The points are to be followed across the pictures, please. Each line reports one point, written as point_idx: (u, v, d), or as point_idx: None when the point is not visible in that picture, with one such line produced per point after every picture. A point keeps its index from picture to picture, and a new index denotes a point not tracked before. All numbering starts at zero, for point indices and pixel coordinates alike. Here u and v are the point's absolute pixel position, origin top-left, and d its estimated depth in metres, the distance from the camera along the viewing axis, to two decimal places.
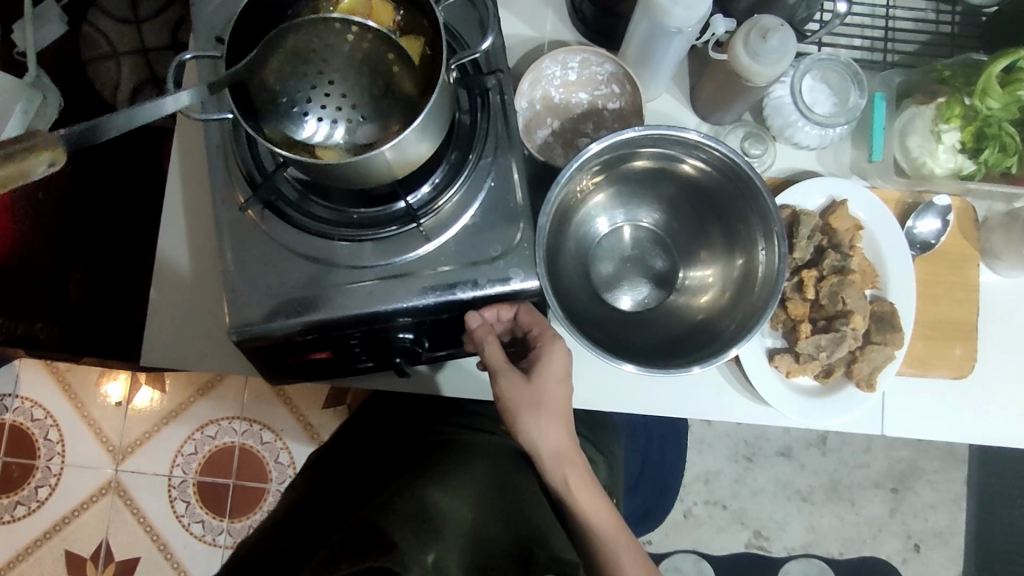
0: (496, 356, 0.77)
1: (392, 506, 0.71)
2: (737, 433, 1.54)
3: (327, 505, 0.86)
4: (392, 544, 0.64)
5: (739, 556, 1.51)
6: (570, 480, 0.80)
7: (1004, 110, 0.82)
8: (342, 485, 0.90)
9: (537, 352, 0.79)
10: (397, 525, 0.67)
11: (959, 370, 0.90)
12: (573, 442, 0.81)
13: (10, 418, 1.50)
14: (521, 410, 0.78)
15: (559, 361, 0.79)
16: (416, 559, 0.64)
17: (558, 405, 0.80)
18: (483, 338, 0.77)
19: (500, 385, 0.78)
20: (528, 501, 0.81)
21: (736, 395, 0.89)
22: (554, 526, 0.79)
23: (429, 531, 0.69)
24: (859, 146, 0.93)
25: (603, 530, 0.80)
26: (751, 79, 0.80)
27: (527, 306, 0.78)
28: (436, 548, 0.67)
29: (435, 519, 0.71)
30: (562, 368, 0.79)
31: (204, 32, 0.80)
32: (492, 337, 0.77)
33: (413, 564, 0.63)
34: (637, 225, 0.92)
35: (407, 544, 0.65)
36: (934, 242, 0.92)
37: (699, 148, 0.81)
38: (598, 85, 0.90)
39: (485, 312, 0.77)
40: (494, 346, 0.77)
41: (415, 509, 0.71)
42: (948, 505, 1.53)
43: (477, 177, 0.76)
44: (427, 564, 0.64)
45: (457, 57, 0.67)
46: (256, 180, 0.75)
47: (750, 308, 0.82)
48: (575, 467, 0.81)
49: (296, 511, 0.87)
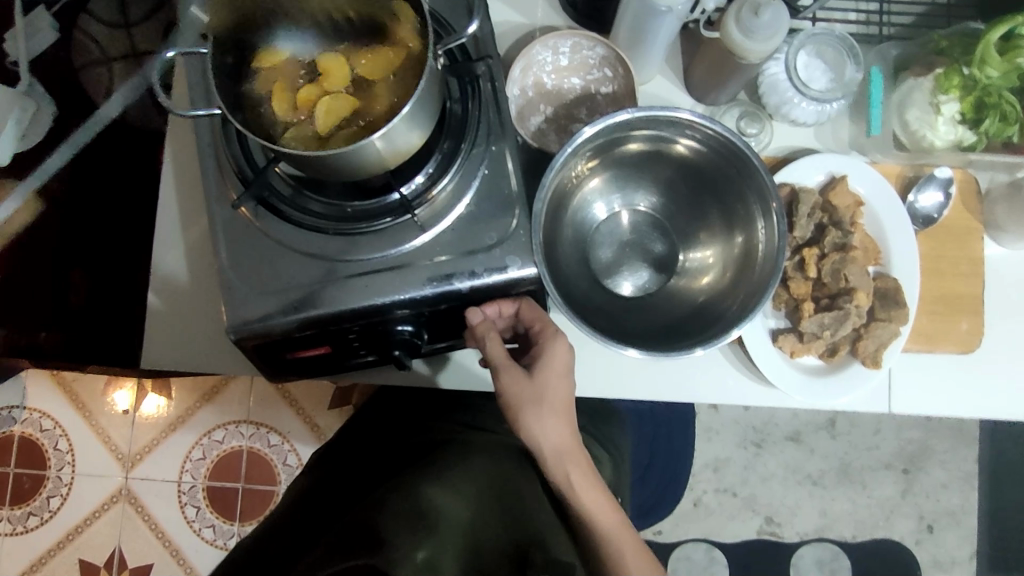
0: (499, 351, 0.76)
1: (390, 501, 0.74)
2: (744, 418, 1.53)
3: (329, 497, 0.87)
4: (383, 542, 0.67)
5: (751, 543, 1.50)
6: (571, 478, 0.78)
7: (1004, 78, 0.81)
8: (345, 476, 0.91)
9: (541, 348, 0.78)
10: (391, 523, 0.70)
11: (966, 344, 0.89)
12: (574, 438, 0.80)
13: (19, 429, 1.50)
14: (523, 406, 0.77)
15: (562, 356, 0.78)
16: (407, 556, 0.66)
17: (561, 400, 0.78)
18: (484, 334, 0.76)
19: (500, 381, 0.77)
20: (528, 499, 0.81)
21: (741, 376, 0.88)
22: (552, 525, 0.79)
23: (425, 526, 0.71)
24: (857, 121, 0.93)
25: (605, 523, 0.78)
26: (743, 55, 0.79)
27: (528, 302, 0.78)
28: (431, 543, 0.70)
29: (431, 514, 0.73)
30: (563, 365, 0.78)
31: (191, 30, 0.80)
32: (494, 333, 0.76)
33: (402, 561, 0.65)
34: (634, 209, 0.90)
35: (399, 542, 0.68)
36: (937, 215, 0.91)
37: (692, 127, 0.80)
38: (590, 69, 0.89)
39: (487, 308, 0.77)
40: (495, 343, 0.76)
41: (411, 505, 0.73)
42: (960, 484, 1.51)
43: (471, 166, 0.75)
44: (419, 560, 0.67)
45: (444, 43, 0.67)
46: (247, 177, 0.74)
47: (753, 287, 0.81)
48: (578, 464, 0.79)
49: (299, 507, 0.88)
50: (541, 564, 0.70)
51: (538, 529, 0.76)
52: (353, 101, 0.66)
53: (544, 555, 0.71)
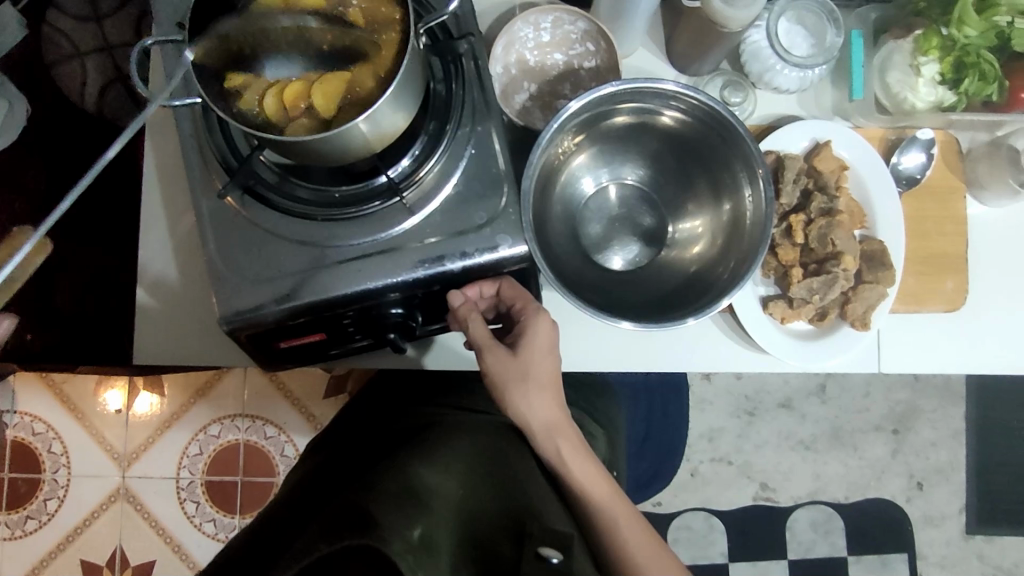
0: (481, 332, 0.77)
1: (379, 483, 0.70)
2: (737, 387, 1.55)
3: (318, 488, 0.84)
4: (373, 520, 0.63)
5: (748, 509, 1.52)
6: (562, 450, 0.80)
7: (981, 37, 0.82)
8: (332, 469, 0.88)
9: (523, 326, 0.78)
10: (381, 502, 0.66)
11: (953, 302, 0.90)
12: (564, 414, 0.81)
13: (11, 434, 1.49)
14: (508, 384, 0.79)
15: (546, 334, 0.78)
16: (400, 534, 0.62)
17: (546, 377, 0.80)
18: (467, 316, 0.77)
19: (486, 360, 0.79)
20: (520, 474, 0.80)
21: (732, 344, 0.89)
22: (548, 498, 0.79)
23: (416, 505, 0.68)
24: (840, 87, 0.93)
25: (602, 497, 0.80)
26: (725, 24, 0.79)
27: (509, 281, 0.78)
28: (423, 522, 0.66)
29: (422, 494, 0.70)
30: (546, 342, 0.79)
31: (167, 18, 0.79)
32: (476, 315, 0.77)
33: (395, 539, 0.61)
34: (622, 182, 0.91)
35: (391, 519, 0.64)
36: (921, 176, 0.92)
37: (678, 98, 0.80)
38: (573, 44, 0.89)
39: (468, 290, 0.77)
40: (478, 324, 0.77)
41: (401, 485, 0.70)
42: (948, 442, 1.55)
43: (457, 147, 0.75)
44: (413, 538, 0.63)
45: (425, 22, 0.66)
46: (232, 166, 0.74)
47: (742, 254, 0.82)
48: (568, 436, 0.80)
49: (284, 502, 0.84)
50: (539, 535, 0.68)
51: (531, 503, 0.74)
52: (342, 74, 0.65)
53: (540, 526, 0.69)
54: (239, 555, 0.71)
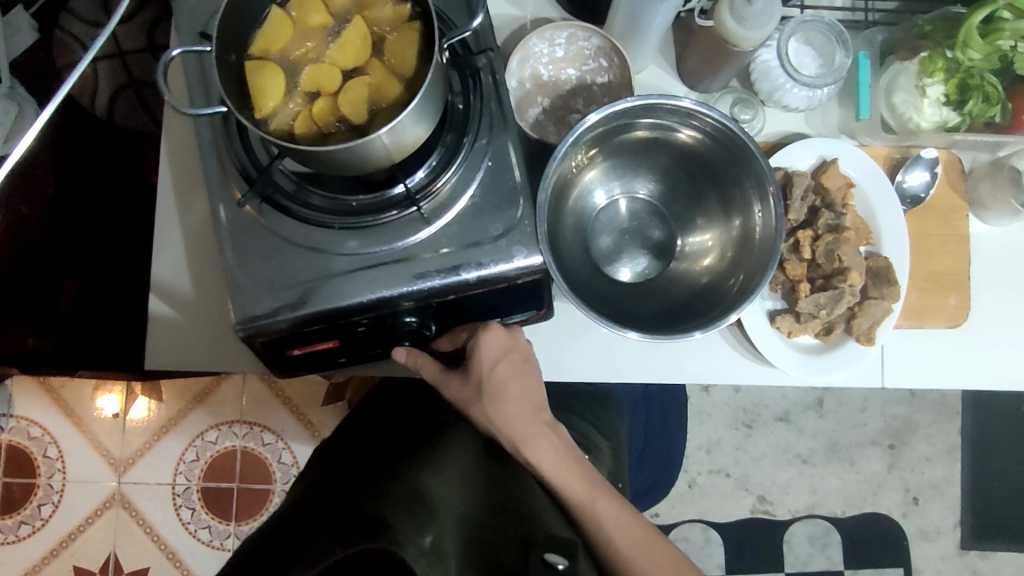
0: (431, 371, 0.83)
1: (388, 491, 0.70)
2: (734, 400, 1.56)
3: (324, 497, 0.84)
4: (386, 526, 0.63)
5: (745, 521, 1.53)
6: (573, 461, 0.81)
7: (985, 60, 0.84)
8: (337, 478, 0.89)
9: (473, 345, 0.82)
10: (392, 508, 0.66)
11: (955, 318, 0.92)
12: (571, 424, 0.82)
13: (6, 437, 1.48)
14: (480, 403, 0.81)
15: (492, 340, 0.81)
16: (412, 540, 0.63)
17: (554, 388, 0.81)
18: (419, 364, 0.83)
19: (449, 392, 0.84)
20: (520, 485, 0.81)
21: (739, 356, 0.90)
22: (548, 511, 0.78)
23: (426, 512, 0.68)
24: (846, 106, 0.95)
25: None
26: (738, 44, 0.80)
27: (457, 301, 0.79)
28: (433, 529, 0.67)
29: (431, 502, 0.71)
30: (497, 347, 0.81)
31: (188, 27, 0.80)
32: (423, 356, 0.83)
33: (408, 543, 0.62)
34: (633, 196, 0.92)
35: (403, 525, 0.64)
36: (925, 195, 0.94)
37: (693, 115, 0.82)
38: (586, 60, 0.90)
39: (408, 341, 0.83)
40: (427, 364, 0.83)
41: (410, 493, 0.70)
42: (944, 457, 1.56)
43: (474, 159, 0.76)
44: (424, 545, 0.63)
45: (448, 37, 0.68)
46: (251, 176, 0.75)
47: (752, 268, 0.83)
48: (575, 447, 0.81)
49: (288, 511, 0.84)
50: (543, 542, 0.68)
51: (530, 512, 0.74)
52: (363, 83, 0.67)
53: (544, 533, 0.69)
54: (247, 563, 0.71)
